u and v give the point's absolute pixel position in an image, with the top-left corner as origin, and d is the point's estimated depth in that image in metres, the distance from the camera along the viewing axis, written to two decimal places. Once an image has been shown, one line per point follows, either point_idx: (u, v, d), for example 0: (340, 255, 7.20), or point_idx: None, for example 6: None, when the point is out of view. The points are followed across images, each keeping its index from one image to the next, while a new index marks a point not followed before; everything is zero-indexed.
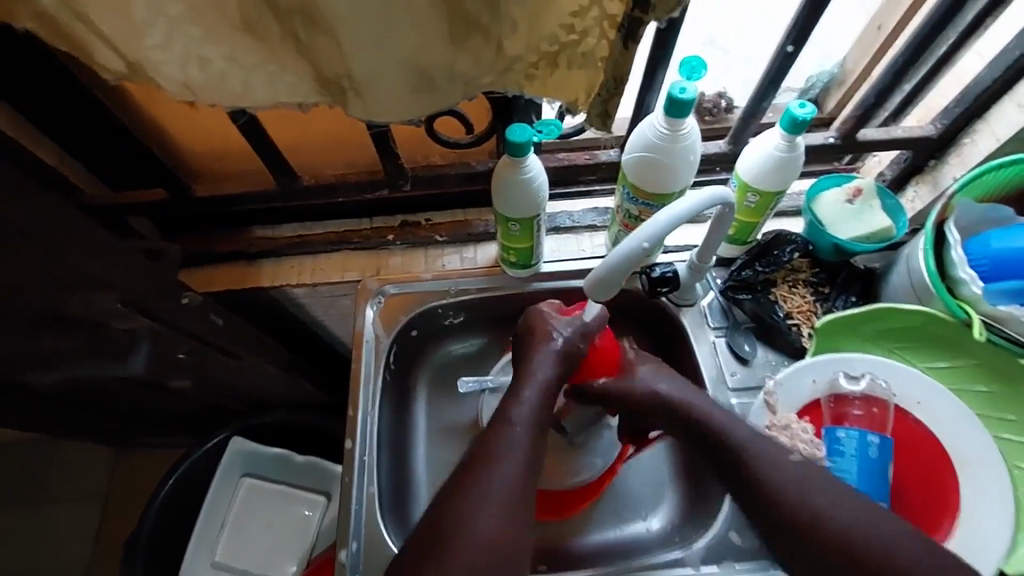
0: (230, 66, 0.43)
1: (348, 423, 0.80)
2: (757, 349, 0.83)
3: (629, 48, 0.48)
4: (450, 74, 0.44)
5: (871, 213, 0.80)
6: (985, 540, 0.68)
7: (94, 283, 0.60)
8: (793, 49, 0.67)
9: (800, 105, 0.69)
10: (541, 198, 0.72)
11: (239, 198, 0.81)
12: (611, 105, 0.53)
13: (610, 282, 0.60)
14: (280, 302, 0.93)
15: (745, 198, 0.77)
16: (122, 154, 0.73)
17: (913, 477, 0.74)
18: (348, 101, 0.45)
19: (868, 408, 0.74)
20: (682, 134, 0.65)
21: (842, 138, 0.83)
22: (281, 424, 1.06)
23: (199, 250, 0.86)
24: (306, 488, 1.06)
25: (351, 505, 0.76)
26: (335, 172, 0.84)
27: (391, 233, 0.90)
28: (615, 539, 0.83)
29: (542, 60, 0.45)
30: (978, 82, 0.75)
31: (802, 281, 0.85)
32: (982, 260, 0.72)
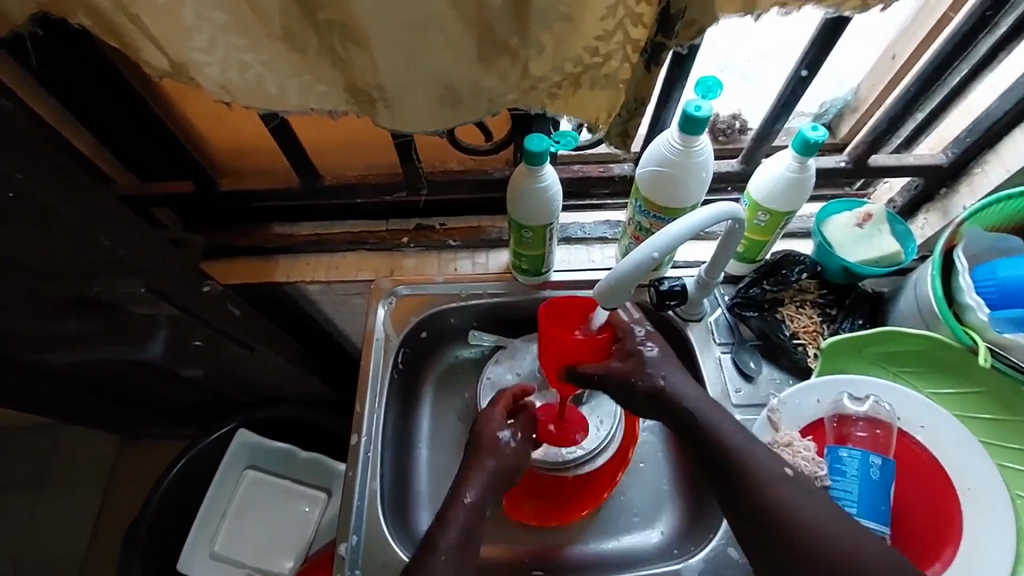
0: (267, 72, 0.45)
1: (355, 418, 0.81)
2: (762, 367, 0.84)
3: (651, 71, 0.50)
4: (476, 90, 0.46)
5: (880, 238, 0.81)
6: (988, 567, 0.68)
7: (122, 269, 0.63)
8: (806, 73, 0.69)
9: (812, 127, 0.70)
10: (556, 207, 0.74)
11: (260, 195, 0.83)
12: (632, 125, 0.54)
13: (617, 290, 0.61)
14: (294, 297, 0.95)
15: (755, 217, 0.78)
16: (154, 146, 0.76)
17: (915, 501, 0.73)
18: (377, 110, 0.47)
19: (872, 429, 0.74)
20: (695, 150, 0.67)
21: (853, 163, 0.84)
22: (288, 420, 1.07)
23: (219, 243, 0.89)
24: (307, 484, 1.06)
25: (353, 501, 0.77)
26: (355, 172, 0.86)
27: (406, 236, 0.92)
28: (614, 550, 0.83)
29: (566, 81, 0.47)
30: (987, 116, 0.76)
31: (810, 302, 0.86)
32: (990, 287, 0.72)
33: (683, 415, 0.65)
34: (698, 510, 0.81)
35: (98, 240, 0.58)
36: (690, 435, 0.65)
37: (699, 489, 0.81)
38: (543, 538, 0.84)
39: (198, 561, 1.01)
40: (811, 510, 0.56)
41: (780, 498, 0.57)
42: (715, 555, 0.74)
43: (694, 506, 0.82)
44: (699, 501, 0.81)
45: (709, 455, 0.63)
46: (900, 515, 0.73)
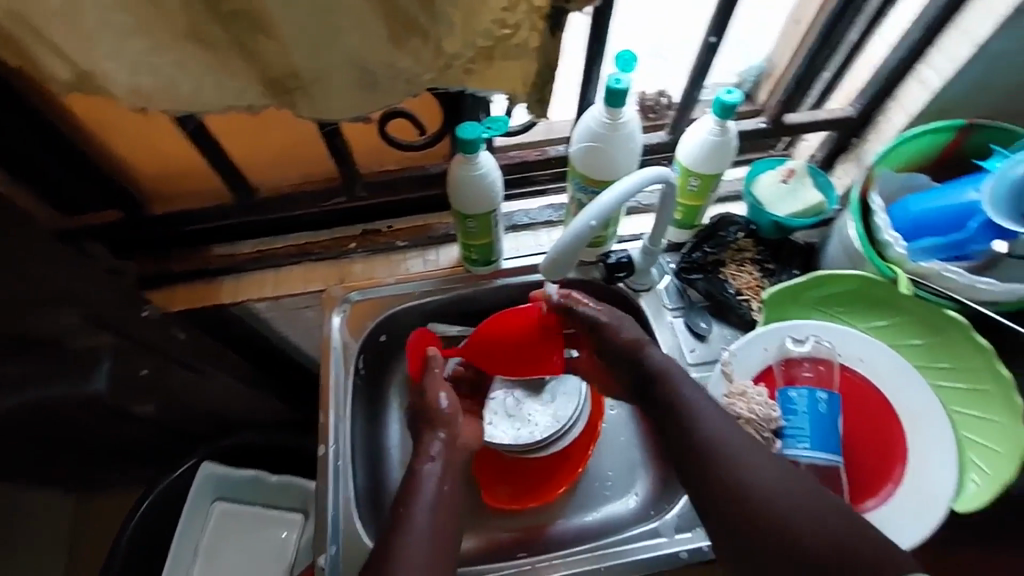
0: (178, 72, 0.44)
1: (320, 429, 0.79)
2: (713, 326, 0.88)
3: (556, 35, 0.51)
4: (392, 72, 0.46)
5: (803, 191, 0.87)
6: (933, 479, 0.73)
7: (57, 297, 0.59)
8: (716, 39, 0.73)
9: (728, 91, 0.74)
10: (496, 192, 0.75)
11: (197, 216, 0.82)
12: (547, 91, 0.55)
13: (561, 262, 0.63)
14: (242, 318, 0.92)
15: (688, 181, 0.82)
16: (73, 176, 0.72)
17: (863, 429, 0.78)
18: (297, 101, 0.47)
19: (816, 368, 0.79)
20: (622, 123, 0.69)
21: (772, 123, 0.90)
22: (253, 446, 1.04)
23: (157, 271, 0.86)
24: (282, 507, 1.04)
25: (327, 512, 0.76)
26: (291, 183, 0.84)
27: (352, 242, 0.91)
28: (595, 521, 0.85)
29: (479, 55, 0.48)
30: (885, 65, 0.81)
31: (750, 259, 0.91)
32: (905, 223, 0.78)
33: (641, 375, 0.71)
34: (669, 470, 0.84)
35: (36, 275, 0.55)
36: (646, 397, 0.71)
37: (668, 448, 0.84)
38: (524, 523, 0.85)
39: None
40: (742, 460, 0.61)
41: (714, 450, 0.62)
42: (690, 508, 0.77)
43: (665, 468, 0.84)
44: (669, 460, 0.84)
45: (665, 413, 0.67)
46: (852, 442, 0.77)
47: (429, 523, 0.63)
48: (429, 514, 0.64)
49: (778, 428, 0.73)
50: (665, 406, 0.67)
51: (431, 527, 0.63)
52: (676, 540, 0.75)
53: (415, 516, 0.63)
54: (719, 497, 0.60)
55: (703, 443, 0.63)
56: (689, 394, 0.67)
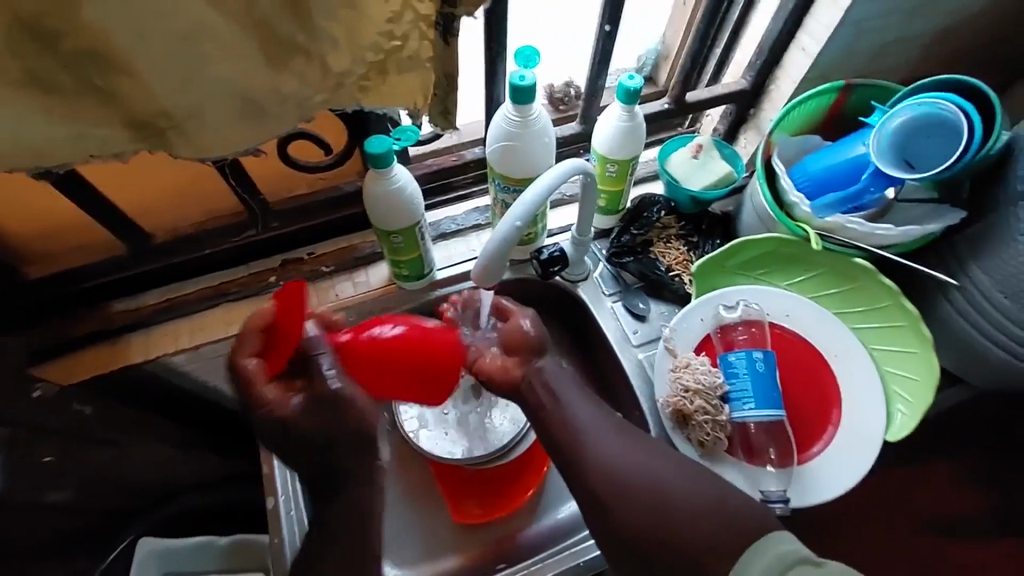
0: (21, 125, 0.38)
1: (266, 480, 0.74)
2: (651, 305, 0.90)
3: (451, 44, 0.48)
4: (276, 96, 0.43)
5: (713, 163, 0.91)
6: (866, 416, 0.79)
7: None
8: (610, 27, 0.74)
9: (629, 76, 0.75)
10: (418, 203, 0.73)
11: (87, 272, 0.75)
12: (451, 102, 0.53)
13: (494, 267, 0.61)
14: (161, 375, 0.86)
15: (606, 169, 0.83)
16: None
17: (800, 381, 0.83)
18: (172, 141, 0.43)
19: (750, 330, 0.83)
20: (531, 119, 0.69)
21: (675, 103, 0.93)
22: (194, 511, 0.95)
23: (54, 339, 0.79)
24: (243, 570, 0.94)
25: (286, 566, 0.71)
26: (190, 223, 0.78)
27: (273, 275, 0.85)
28: (568, 517, 0.84)
29: (371, 70, 0.46)
30: (768, 37, 0.86)
31: (674, 235, 0.94)
32: (805, 181, 0.83)
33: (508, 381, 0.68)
34: None
35: None
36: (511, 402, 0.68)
37: None
38: (499, 533, 0.83)
39: None
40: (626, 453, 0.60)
41: (595, 451, 0.60)
42: None
43: None
44: None
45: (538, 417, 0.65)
46: (792, 395, 0.82)
47: None
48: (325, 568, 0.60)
49: (724, 394, 0.76)
50: (542, 413, 0.64)
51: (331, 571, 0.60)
52: None
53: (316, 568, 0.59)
54: (604, 494, 0.58)
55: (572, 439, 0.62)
56: (563, 396, 0.65)
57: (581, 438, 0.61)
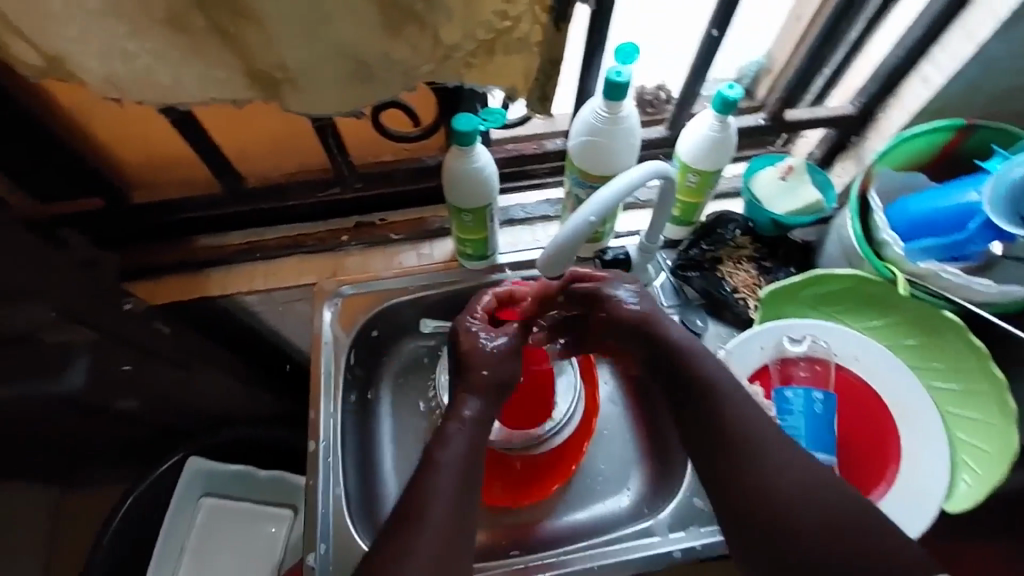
0: (156, 61, 0.42)
1: (311, 425, 0.78)
2: (709, 324, 0.87)
3: (561, 29, 0.50)
4: (387, 62, 0.45)
5: (802, 188, 0.86)
6: (924, 480, 0.73)
7: (32, 293, 0.57)
8: (717, 32, 0.72)
9: (729, 86, 0.72)
10: (493, 184, 0.74)
11: (186, 205, 0.80)
12: (550, 89, 0.54)
13: (561, 259, 0.61)
14: (231, 312, 0.91)
15: (686, 178, 0.81)
16: (51, 164, 0.70)
17: (856, 430, 0.78)
18: (284, 93, 0.45)
19: (812, 367, 0.79)
20: (621, 116, 0.68)
21: (771, 120, 0.90)
22: (241, 442, 1.02)
23: (143, 263, 0.83)
24: (272, 503, 1.03)
25: (317, 510, 0.74)
26: (281, 173, 0.82)
27: (346, 234, 0.89)
28: (589, 519, 0.84)
29: (480, 48, 0.47)
30: (886, 61, 0.80)
31: (746, 257, 0.91)
32: (902, 222, 0.78)
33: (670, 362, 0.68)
34: (663, 467, 0.84)
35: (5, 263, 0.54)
36: (675, 386, 0.67)
37: (664, 444, 0.85)
38: (518, 520, 0.84)
39: None
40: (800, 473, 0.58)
41: (760, 457, 0.59)
42: (683, 506, 0.77)
43: (660, 468, 0.85)
44: (664, 457, 0.84)
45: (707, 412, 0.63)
46: (845, 443, 0.78)
47: None
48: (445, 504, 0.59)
49: None
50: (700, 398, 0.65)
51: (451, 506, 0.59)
52: (669, 539, 0.75)
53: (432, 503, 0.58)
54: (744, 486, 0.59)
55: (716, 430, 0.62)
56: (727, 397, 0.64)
57: (755, 443, 0.60)
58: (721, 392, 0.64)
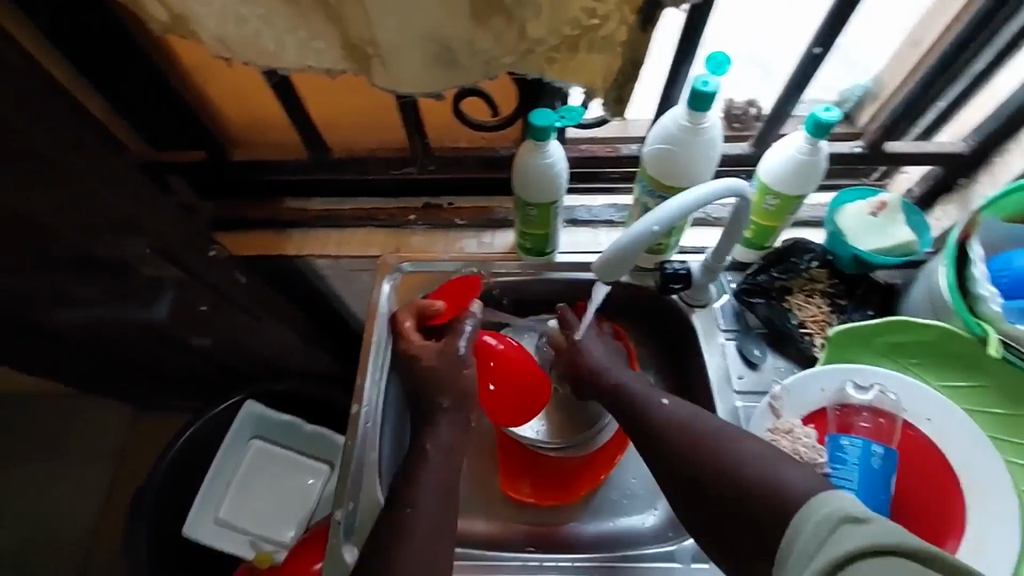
0: (263, 26, 0.45)
1: (355, 389, 0.82)
2: (768, 356, 0.83)
3: (646, 31, 0.50)
4: (471, 49, 0.46)
5: (895, 227, 0.80)
6: (990, 562, 0.66)
7: (129, 227, 0.65)
8: (820, 50, 0.68)
9: (825, 108, 0.68)
10: (562, 182, 0.74)
11: (274, 167, 0.86)
12: (627, 91, 0.54)
13: (617, 264, 0.60)
14: (302, 271, 0.96)
15: (764, 201, 0.77)
16: (166, 116, 0.77)
17: (916, 494, 0.71)
18: (372, 68, 0.48)
19: (875, 419, 0.72)
20: (703, 127, 0.66)
21: (869, 148, 0.83)
22: (292, 393, 1.08)
23: (230, 215, 0.90)
24: (311, 456, 1.09)
25: (349, 471, 0.77)
26: (363, 147, 0.86)
27: (414, 213, 0.93)
28: (610, 532, 0.83)
29: (564, 44, 0.47)
30: (1013, 99, 0.73)
31: (819, 291, 0.86)
32: (1004, 276, 0.70)
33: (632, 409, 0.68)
34: None
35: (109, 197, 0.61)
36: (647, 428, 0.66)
37: None
38: (539, 519, 0.85)
39: (203, 528, 1.03)
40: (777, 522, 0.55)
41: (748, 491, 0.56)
42: None
43: None
44: None
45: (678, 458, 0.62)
46: (902, 507, 0.71)
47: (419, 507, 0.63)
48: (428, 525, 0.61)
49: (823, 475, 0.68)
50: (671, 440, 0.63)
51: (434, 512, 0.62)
52: (691, 569, 0.72)
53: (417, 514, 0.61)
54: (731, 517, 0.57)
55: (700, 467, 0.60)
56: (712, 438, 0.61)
57: (729, 488, 0.57)
58: (692, 435, 0.62)
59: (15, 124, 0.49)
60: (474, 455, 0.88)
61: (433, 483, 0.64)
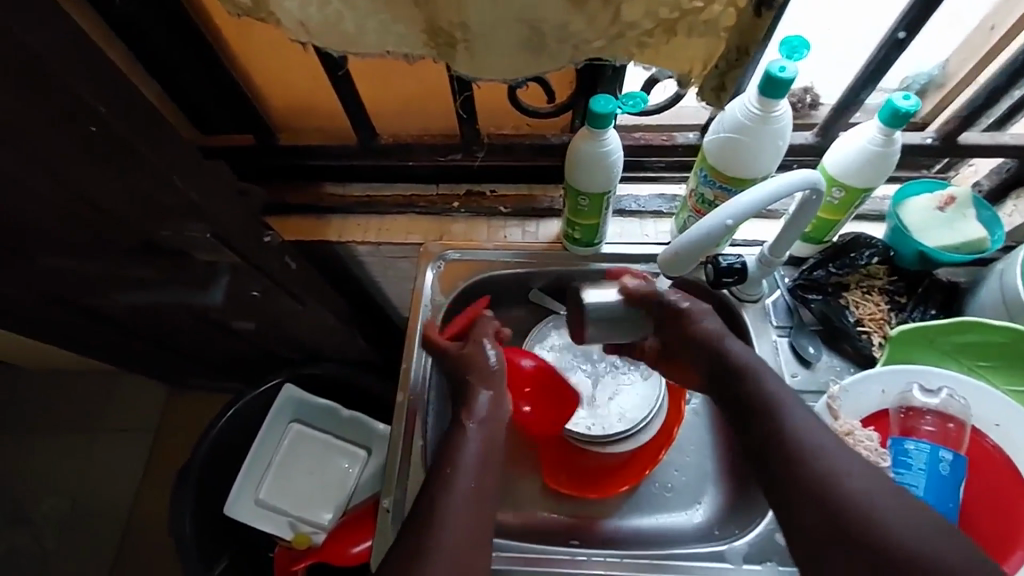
0: (346, 9, 0.45)
1: (401, 375, 0.81)
2: (822, 353, 0.80)
3: (760, 15, 0.49)
4: (563, 33, 0.45)
5: (964, 223, 0.76)
6: None
7: (189, 212, 0.67)
8: (904, 35, 0.64)
9: (903, 96, 0.65)
10: (615, 172, 0.72)
11: (321, 152, 0.85)
12: (728, 78, 0.54)
13: (685, 259, 0.58)
14: (342, 257, 0.96)
15: (830, 193, 0.73)
16: (219, 101, 0.77)
17: (983, 503, 0.69)
18: (456, 54, 0.48)
19: (942, 424, 0.70)
20: (774, 115, 0.63)
21: (941, 140, 0.78)
22: (331, 377, 1.09)
23: (275, 200, 0.90)
24: (349, 442, 1.10)
25: (397, 458, 0.77)
26: (411, 133, 0.85)
27: (457, 201, 0.91)
28: (653, 528, 0.82)
29: (659, 27, 0.46)
30: None
31: (878, 289, 0.82)
32: None
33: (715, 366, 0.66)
34: (740, 492, 0.80)
35: (172, 180, 0.62)
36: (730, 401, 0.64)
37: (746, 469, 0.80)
38: (580, 512, 0.84)
39: (243, 507, 1.03)
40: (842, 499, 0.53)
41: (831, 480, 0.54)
42: (763, 540, 0.72)
43: (738, 492, 0.80)
44: (745, 481, 0.79)
45: (750, 435, 0.61)
46: (965, 515, 0.69)
47: (473, 479, 0.62)
48: (473, 479, 0.62)
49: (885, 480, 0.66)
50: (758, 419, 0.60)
51: (476, 485, 0.62)
52: (742, 570, 0.71)
53: (462, 476, 0.62)
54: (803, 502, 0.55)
55: (777, 449, 0.58)
56: (794, 414, 0.59)
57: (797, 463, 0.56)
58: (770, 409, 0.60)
59: (88, 102, 0.50)
60: (514, 448, 0.87)
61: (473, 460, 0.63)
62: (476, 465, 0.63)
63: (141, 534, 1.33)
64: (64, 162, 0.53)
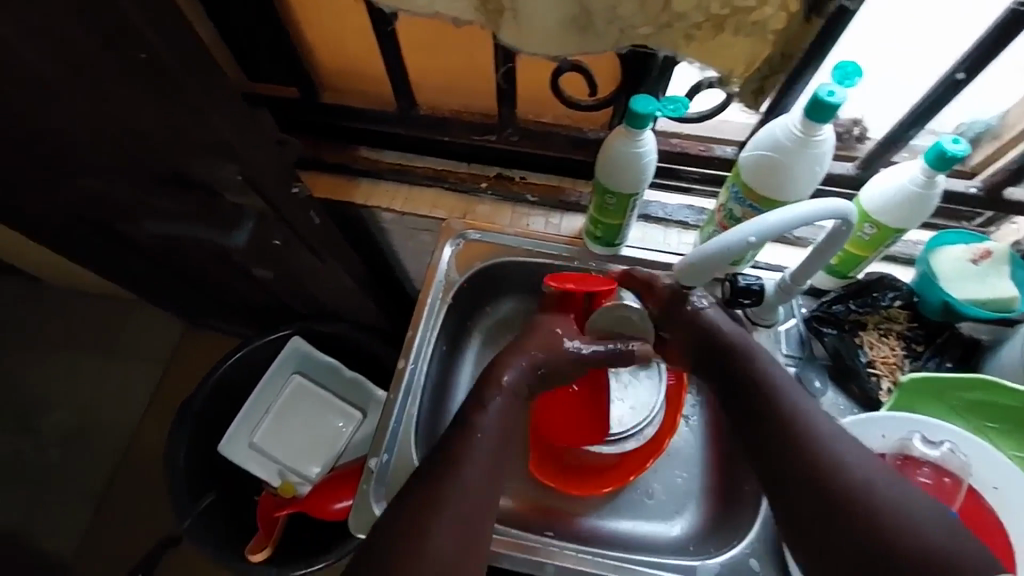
0: None
1: (405, 343, 0.82)
2: (828, 389, 0.79)
3: (810, 21, 0.57)
4: (611, 15, 0.46)
5: (996, 279, 0.74)
6: None
7: (223, 152, 0.68)
8: (963, 76, 0.62)
9: (953, 140, 0.63)
10: (646, 175, 0.71)
11: (360, 115, 0.86)
12: (768, 83, 0.61)
13: (699, 268, 0.59)
14: (366, 220, 0.97)
15: (860, 228, 0.72)
16: (268, 50, 0.78)
17: None
18: (503, 20, 0.48)
19: (938, 476, 0.68)
20: (816, 140, 0.62)
21: (986, 191, 0.78)
22: (339, 337, 1.11)
23: (310, 155, 0.91)
24: (347, 402, 1.13)
25: (389, 422, 0.79)
26: (450, 108, 0.86)
27: (485, 181, 0.92)
28: (629, 533, 0.82)
29: (708, 22, 0.46)
30: None
31: (895, 333, 0.80)
32: None
33: (724, 365, 0.65)
34: (722, 513, 0.79)
35: (210, 117, 0.64)
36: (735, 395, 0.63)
37: (732, 492, 0.79)
38: (560, 505, 0.85)
39: (236, 449, 1.06)
40: (885, 497, 0.51)
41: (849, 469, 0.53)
42: (736, 561, 0.72)
43: (720, 512, 0.80)
44: (730, 504, 0.79)
45: (755, 423, 0.60)
46: None
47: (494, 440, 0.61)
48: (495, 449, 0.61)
49: None
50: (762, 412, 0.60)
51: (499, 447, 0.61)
52: None
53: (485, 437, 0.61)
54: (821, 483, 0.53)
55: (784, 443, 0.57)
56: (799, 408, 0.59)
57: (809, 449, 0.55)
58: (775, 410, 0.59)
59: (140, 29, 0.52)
60: None
61: (499, 430, 0.62)
62: (500, 429, 0.62)
63: (138, 458, 1.38)
64: (111, 84, 0.54)
